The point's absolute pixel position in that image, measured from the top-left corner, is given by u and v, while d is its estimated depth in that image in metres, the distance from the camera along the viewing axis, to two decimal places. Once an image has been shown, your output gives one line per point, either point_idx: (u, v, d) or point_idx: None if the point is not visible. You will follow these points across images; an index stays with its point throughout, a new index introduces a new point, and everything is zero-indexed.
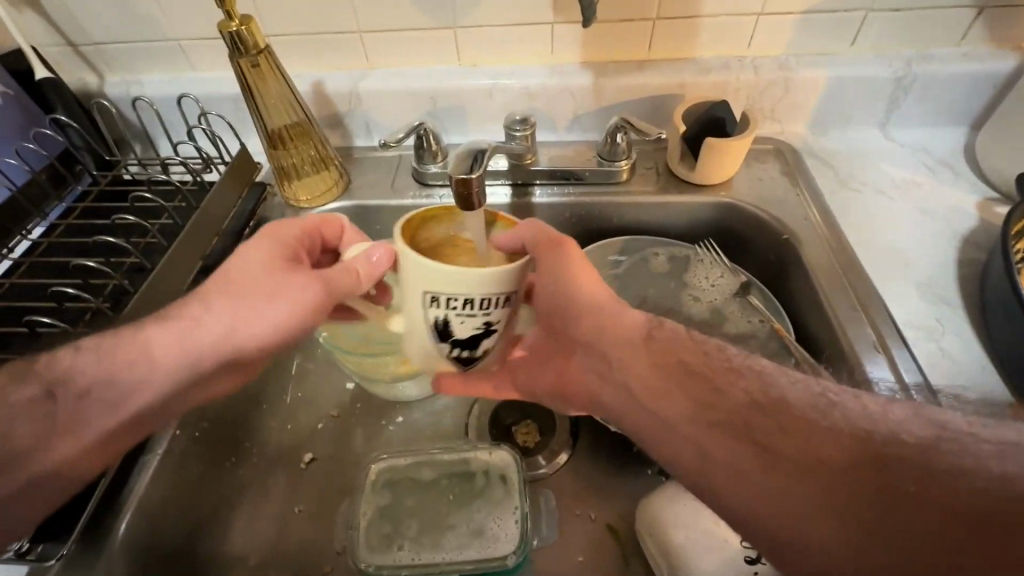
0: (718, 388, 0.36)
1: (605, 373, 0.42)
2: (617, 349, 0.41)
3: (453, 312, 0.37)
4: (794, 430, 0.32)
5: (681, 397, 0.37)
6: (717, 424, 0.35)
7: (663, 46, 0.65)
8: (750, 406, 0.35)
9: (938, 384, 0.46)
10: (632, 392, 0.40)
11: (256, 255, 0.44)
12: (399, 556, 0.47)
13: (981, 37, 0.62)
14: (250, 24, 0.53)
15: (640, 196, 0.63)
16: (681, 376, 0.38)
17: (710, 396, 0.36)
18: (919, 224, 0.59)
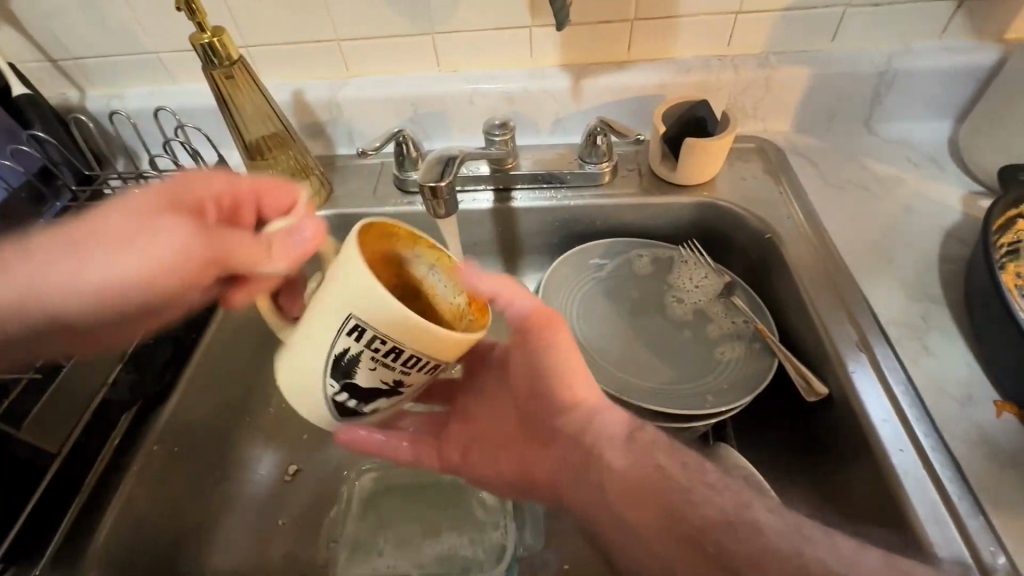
0: (643, 453, 0.37)
1: (582, 473, 0.39)
2: (596, 445, 0.39)
3: (367, 352, 0.35)
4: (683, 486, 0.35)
5: (615, 454, 0.38)
6: (623, 479, 0.37)
7: (642, 47, 0.64)
8: (721, 525, 0.32)
9: (921, 383, 0.46)
10: (608, 500, 0.37)
11: (137, 205, 0.37)
12: (383, 566, 0.47)
13: (962, 30, 0.61)
14: (222, 36, 0.53)
15: (623, 198, 0.63)
16: (657, 485, 0.35)
17: (676, 507, 0.34)
18: (904, 220, 0.58)
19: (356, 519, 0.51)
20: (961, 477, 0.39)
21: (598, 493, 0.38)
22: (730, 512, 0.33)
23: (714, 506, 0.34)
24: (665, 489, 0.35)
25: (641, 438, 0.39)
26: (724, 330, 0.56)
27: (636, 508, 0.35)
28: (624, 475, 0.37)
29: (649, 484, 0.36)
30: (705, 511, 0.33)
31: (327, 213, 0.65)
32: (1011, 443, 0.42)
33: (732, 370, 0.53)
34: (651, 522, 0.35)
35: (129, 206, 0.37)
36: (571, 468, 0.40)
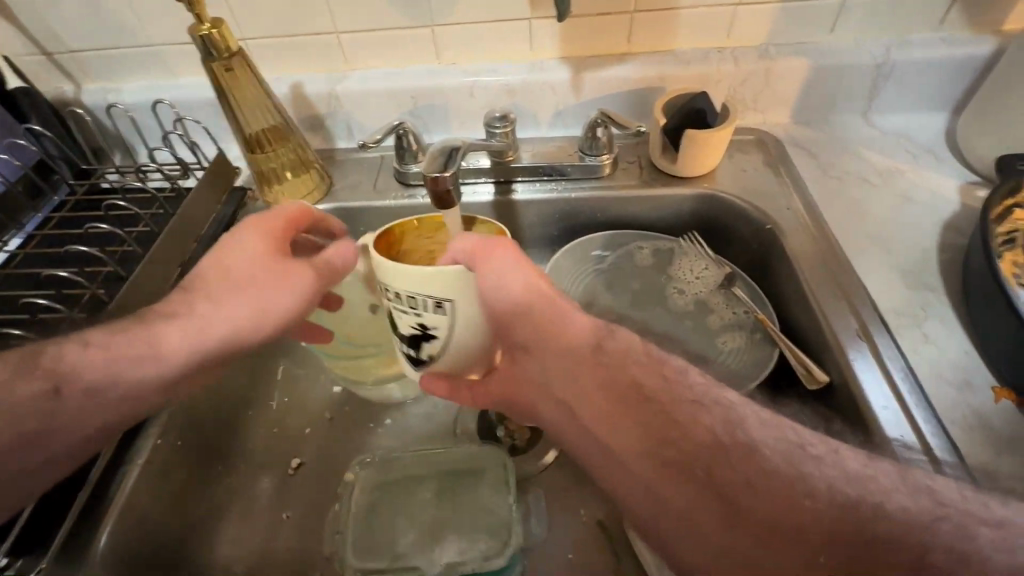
0: (617, 374, 0.37)
1: (557, 399, 0.39)
2: (568, 366, 0.38)
3: (391, 303, 0.40)
4: (670, 407, 0.35)
5: (591, 381, 0.37)
6: (604, 407, 0.37)
7: (643, 40, 0.64)
8: (706, 445, 0.33)
9: (919, 369, 0.46)
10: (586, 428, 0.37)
11: (240, 247, 0.45)
12: (387, 558, 0.47)
13: (960, 21, 0.62)
14: (221, 28, 0.52)
15: (624, 190, 0.63)
16: (636, 406, 0.36)
17: (659, 431, 0.34)
18: (903, 211, 0.59)
19: (360, 510, 0.50)
20: (962, 463, 0.40)
21: (586, 428, 0.37)
22: (722, 434, 0.33)
23: (705, 426, 0.34)
24: (652, 412, 0.35)
25: (612, 358, 0.38)
26: (725, 320, 0.56)
27: (626, 436, 0.35)
28: (607, 405, 0.36)
29: (630, 406, 0.36)
30: (699, 431, 0.34)
31: (328, 206, 0.65)
32: (1009, 427, 0.43)
33: (734, 359, 0.53)
34: (629, 444, 0.35)
35: (233, 252, 0.44)
36: (552, 395, 0.40)
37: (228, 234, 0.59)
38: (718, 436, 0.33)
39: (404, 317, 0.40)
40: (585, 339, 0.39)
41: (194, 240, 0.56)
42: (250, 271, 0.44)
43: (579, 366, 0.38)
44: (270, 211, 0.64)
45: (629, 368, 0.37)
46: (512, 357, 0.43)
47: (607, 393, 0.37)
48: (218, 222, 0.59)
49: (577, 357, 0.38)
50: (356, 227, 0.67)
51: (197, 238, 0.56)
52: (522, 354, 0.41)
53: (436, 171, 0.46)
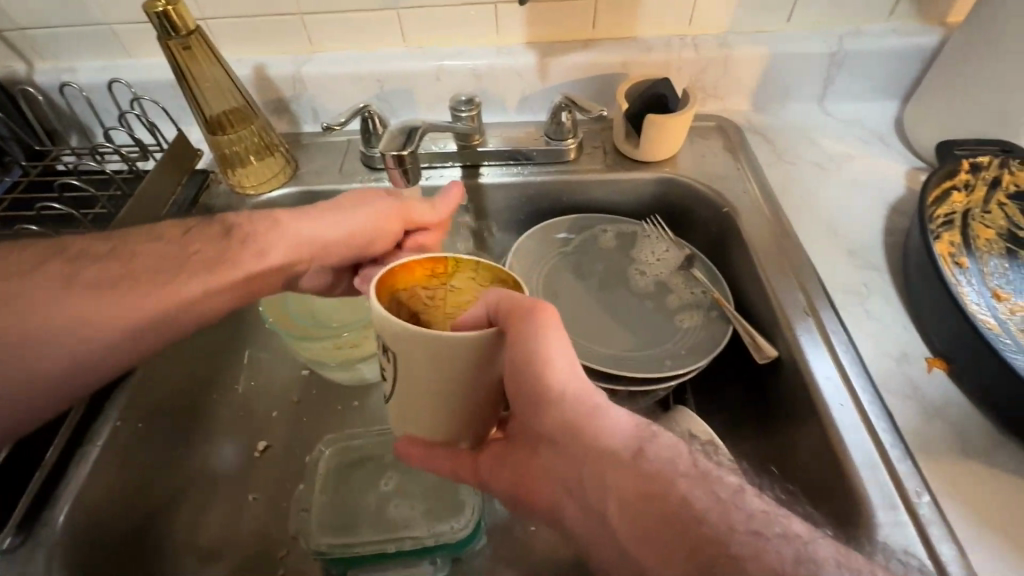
0: (660, 487, 0.31)
1: (575, 492, 0.34)
2: (591, 459, 0.33)
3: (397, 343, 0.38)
4: (735, 550, 0.28)
5: (621, 479, 0.32)
6: (628, 511, 0.31)
7: (606, 26, 0.65)
8: None
9: (862, 344, 0.49)
10: (614, 531, 0.32)
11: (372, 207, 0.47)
12: (351, 534, 0.48)
13: (909, 13, 0.64)
14: (177, 6, 0.51)
15: (588, 173, 0.64)
16: (671, 527, 0.29)
17: (707, 555, 0.28)
18: (853, 195, 0.61)
19: (326, 492, 0.51)
20: (894, 428, 0.42)
21: (617, 540, 0.32)
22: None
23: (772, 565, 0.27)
24: (697, 533, 0.29)
25: (657, 468, 0.31)
26: (683, 299, 0.58)
27: (665, 564, 0.29)
28: (644, 518, 0.30)
29: (672, 524, 0.30)
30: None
31: (293, 190, 0.65)
32: (940, 395, 0.46)
33: (691, 337, 0.55)
34: (671, 566, 0.29)
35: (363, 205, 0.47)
36: (579, 489, 0.34)
37: (187, 218, 0.59)
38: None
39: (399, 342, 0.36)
40: (624, 444, 0.33)
41: (154, 222, 0.56)
42: (356, 220, 0.47)
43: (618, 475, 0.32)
44: (234, 194, 0.63)
45: (673, 479, 0.31)
46: (536, 451, 0.36)
47: (642, 500, 0.31)
48: (177, 206, 0.59)
49: (610, 460, 0.32)
50: None
51: (158, 221, 0.56)
52: (548, 447, 0.35)
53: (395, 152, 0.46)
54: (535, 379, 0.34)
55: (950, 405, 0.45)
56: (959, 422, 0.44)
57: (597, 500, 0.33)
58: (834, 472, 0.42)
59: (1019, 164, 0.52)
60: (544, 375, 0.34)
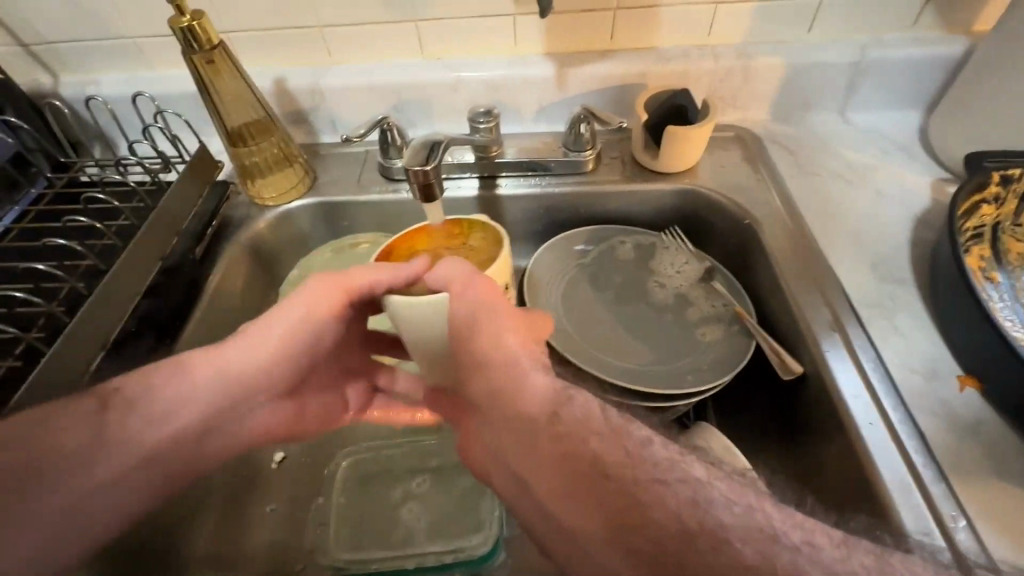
0: (576, 447, 0.30)
1: (505, 457, 0.34)
2: (514, 422, 0.33)
3: None
4: (647, 503, 0.28)
5: (541, 447, 0.31)
6: (547, 477, 0.31)
7: (625, 36, 0.65)
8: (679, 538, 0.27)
9: (891, 361, 0.48)
10: (538, 497, 0.31)
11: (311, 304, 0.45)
12: (368, 550, 0.48)
13: (933, 21, 0.63)
14: (202, 20, 0.52)
15: (606, 185, 0.64)
16: (589, 486, 0.29)
17: (624, 509, 0.28)
18: (877, 206, 0.60)
19: (344, 505, 0.51)
20: (926, 448, 0.41)
21: (542, 508, 0.31)
22: (692, 522, 0.27)
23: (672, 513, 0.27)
24: (609, 489, 0.29)
25: (573, 426, 0.31)
26: (704, 313, 0.58)
27: (584, 528, 0.29)
28: (558, 477, 0.30)
29: (586, 482, 0.29)
30: (659, 528, 0.27)
31: (311, 201, 0.65)
32: (972, 414, 0.44)
33: (711, 351, 0.54)
34: (586, 522, 0.29)
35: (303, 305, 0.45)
36: (509, 458, 0.34)
37: (209, 229, 0.59)
38: (664, 522, 0.27)
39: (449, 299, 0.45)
40: (542, 406, 0.32)
41: (176, 233, 0.56)
42: (293, 327, 0.45)
43: (536, 442, 0.31)
44: (253, 206, 0.64)
45: (586, 435, 0.31)
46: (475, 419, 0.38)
47: (563, 464, 0.30)
48: (200, 216, 0.59)
49: (527, 425, 0.32)
50: (340, 221, 0.67)
51: (180, 232, 0.56)
52: (481, 416, 0.37)
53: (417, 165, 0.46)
54: (470, 344, 0.37)
55: (982, 424, 0.44)
56: (993, 441, 0.43)
57: (519, 463, 0.33)
58: (864, 493, 0.41)
59: None
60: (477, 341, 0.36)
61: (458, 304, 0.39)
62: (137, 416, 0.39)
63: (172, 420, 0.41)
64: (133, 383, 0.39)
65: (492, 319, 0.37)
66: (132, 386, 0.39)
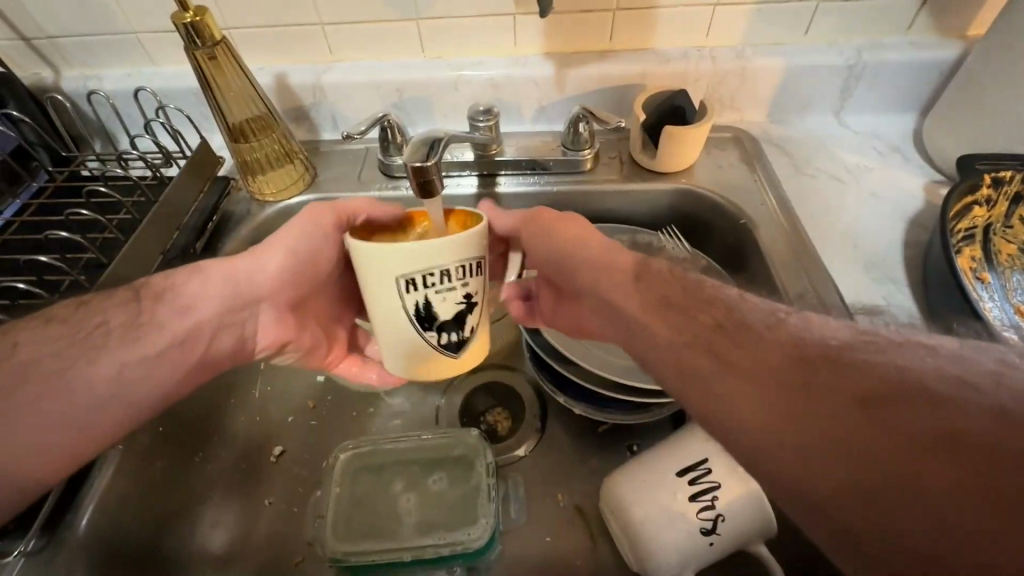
0: (667, 294, 0.38)
1: (607, 316, 0.42)
2: (613, 283, 0.41)
3: (432, 290, 0.40)
4: (704, 310, 0.36)
5: (631, 294, 0.40)
6: (667, 322, 0.36)
7: (624, 37, 0.66)
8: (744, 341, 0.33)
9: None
10: (629, 324, 0.39)
11: (298, 233, 0.47)
12: (366, 542, 0.48)
13: (929, 25, 0.64)
14: (205, 16, 0.52)
15: (604, 184, 0.64)
16: (671, 311, 0.37)
17: (703, 324, 0.35)
18: (872, 208, 0.61)
19: (343, 499, 0.51)
20: None
21: (634, 329, 0.38)
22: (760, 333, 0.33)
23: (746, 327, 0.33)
24: (690, 313, 0.36)
25: (660, 281, 0.40)
26: None
27: (714, 359, 0.32)
28: (681, 326, 0.36)
29: (706, 326, 0.35)
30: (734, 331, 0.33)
31: (311, 197, 0.66)
32: None
33: None
34: (671, 328, 0.36)
35: (291, 227, 0.47)
36: (603, 304, 0.41)
37: (210, 224, 0.60)
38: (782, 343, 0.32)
39: (451, 295, 0.41)
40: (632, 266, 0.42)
41: (177, 228, 0.56)
42: (290, 252, 0.47)
43: (626, 286, 0.40)
44: (254, 201, 0.64)
45: (694, 298, 0.37)
46: (582, 309, 0.46)
47: (659, 305, 0.38)
48: (201, 212, 0.59)
49: (637, 286, 0.40)
50: None
51: (181, 227, 0.56)
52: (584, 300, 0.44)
53: (416, 162, 0.47)
54: (556, 248, 0.45)
55: None
56: None
57: (641, 325, 0.38)
58: None
59: None
60: (562, 241, 0.45)
61: (531, 234, 0.47)
62: (166, 305, 0.43)
63: (193, 317, 0.44)
64: (158, 281, 0.44)
65: (579, 225, 0.46)
66: (155, 283, 0.43)
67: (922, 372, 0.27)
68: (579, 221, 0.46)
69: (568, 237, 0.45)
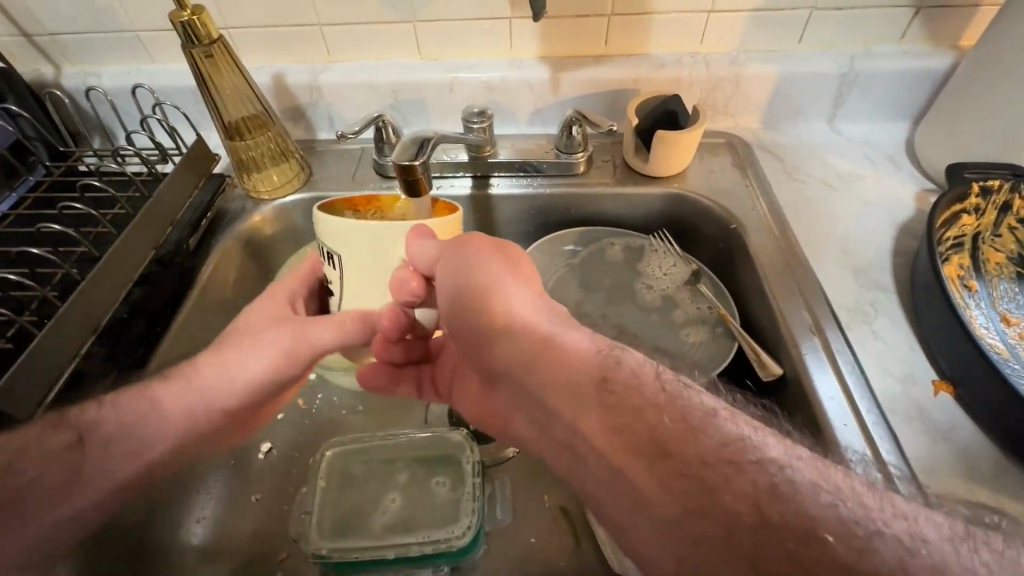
0: (637, 420, 0.33)
1: (548, 425, 0.38)
2: (567, 397, 0.36)
3: None
4: (689, 454, 0.31)
5: (593, 417, 0.35)
6: (611, 457, 0.33)
7: (619, 42, 0.66)
8: (748, 524, 0.28)
9: (877, 368, 0.48)
10: (591, 452, 0.35)
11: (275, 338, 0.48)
12: (350, 539, 0.48)
13: (921, 34, 0.64)
14: (202, 15, 0.53)
15: (596, 187, 0.65)
16: (651, 456, 0.32)
17: (686, 479, 0.30)
18: (863, 215, 0.61)
19: (328, 495, 0.51)
20: (899, 452, 0.42)
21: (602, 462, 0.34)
22: (757, 502, 0.28)
23: (740, 487, 0.29)
24: (673, 464, 0.31)
25: (624, 395, 0.35)
26: (689, 314, 0.58)
27: (664, 517, 0.30)
28: (631, 465, 0.32)
29: (658, 461, 0.32)
30: (725, 500, 0.29)
31: (306, 195, 0.66)
32: (945, 418, 0.45)
33: (694, 352, 0.55)
34: (653, 484, 0.31)
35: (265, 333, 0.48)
36: (559, 421, 0.37)
37: (204, 220, 0.60)
38: (714, 481, 0.29)
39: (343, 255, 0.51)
40: (590, 377, 0.36)
41: (171, 223, 0.56)
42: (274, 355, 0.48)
43: (587, 406, 0.35)
44: (249, 199, 0.65)
45: (642, 408, 0.34)
46: (500, 382, 0.43)
47: (626, 440, 0.33)
48: (195, 208, 0.60)
49: (574, 393, 0.36)
50: None
51: (175, 222, 0.57)
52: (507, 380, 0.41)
53: (414, 163, 0.48)
54: (480, 298, 0.42)
55: (956, 430, 0.45)
56: (966, 447, 0.44)
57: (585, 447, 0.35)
58: None
59: None
60: (480, 291, 0.42)
61: (459, 257, 0.43)
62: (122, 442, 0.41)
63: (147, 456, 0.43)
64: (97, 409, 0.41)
65: (493, 265, 0.43)
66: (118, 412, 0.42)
67: (820, 500, 0.28)
68: (500, 262, 0.43)
69: (488, 284, 0.42)
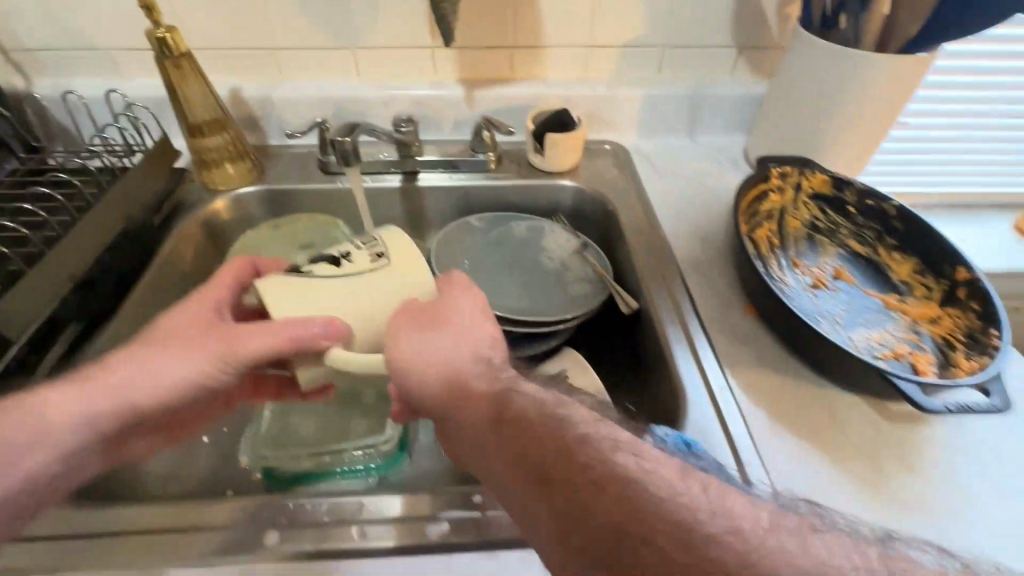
0: (530, 445, 0.37)
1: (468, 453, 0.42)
2: (473, 432, 0.40)
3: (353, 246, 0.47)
4: (565, 470, 0.36)
5: (495, 451, 0.39)
6: (527, 500, 0.37)
7: (520, 68, 0.83)
8: (608, 523, 0.34)
9: (753, 424, 0.52)
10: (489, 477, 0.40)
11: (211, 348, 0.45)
12: (289, 459, 0.58)
13: (747, 68, 0.85)
14: (174, 33, 0.65)
15: (506, 181, 0.80)
16: (535, 481, 0.37)
17: (565, 497, 0.35)
18: (709, 200, 0.79)
19: (271, 430, 0.61)
20: (709, 352, 0.57)
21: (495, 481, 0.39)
22: (616, 503, 0.34)
23: (602, 495, 0.34)
24: (555, 485, 0.36)
25: (517, 420, 0.38)
26: (576, 275, 0.73)
27: (522, 494, 0.37)
28: (521, 482, 0.37)
29: (544, 489, 0.36)
30: (589, 501, 0.34)
31: (259, 187, 0.77)
32: (752, 331, 0.61)
33: (578, 301, 0.69)
34: (537, 502, 0.36)
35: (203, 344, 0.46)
36: (471, 455, 0.41)
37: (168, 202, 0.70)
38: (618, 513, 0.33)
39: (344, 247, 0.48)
40: (489, 407, 0.39)
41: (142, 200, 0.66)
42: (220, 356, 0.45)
43: (486, 430, 0.39)
44: (206, 191, 0.75)
45: (536, 440, 0.37)
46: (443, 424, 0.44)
47: (516, 469, 0.37)
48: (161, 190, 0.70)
49: (486, 432, 0.39)
50: (284, 207, 0.79)
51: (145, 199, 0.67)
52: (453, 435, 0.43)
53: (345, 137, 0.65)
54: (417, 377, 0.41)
55: (760, 337, 0.60)
56: (767, 348, 0.59)
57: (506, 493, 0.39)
58: (669, 379, 0.56)
59: (812, 172, 0.69)
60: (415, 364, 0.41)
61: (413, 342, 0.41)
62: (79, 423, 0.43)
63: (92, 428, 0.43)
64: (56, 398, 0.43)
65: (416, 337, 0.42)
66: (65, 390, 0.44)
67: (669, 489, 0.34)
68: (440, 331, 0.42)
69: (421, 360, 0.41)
